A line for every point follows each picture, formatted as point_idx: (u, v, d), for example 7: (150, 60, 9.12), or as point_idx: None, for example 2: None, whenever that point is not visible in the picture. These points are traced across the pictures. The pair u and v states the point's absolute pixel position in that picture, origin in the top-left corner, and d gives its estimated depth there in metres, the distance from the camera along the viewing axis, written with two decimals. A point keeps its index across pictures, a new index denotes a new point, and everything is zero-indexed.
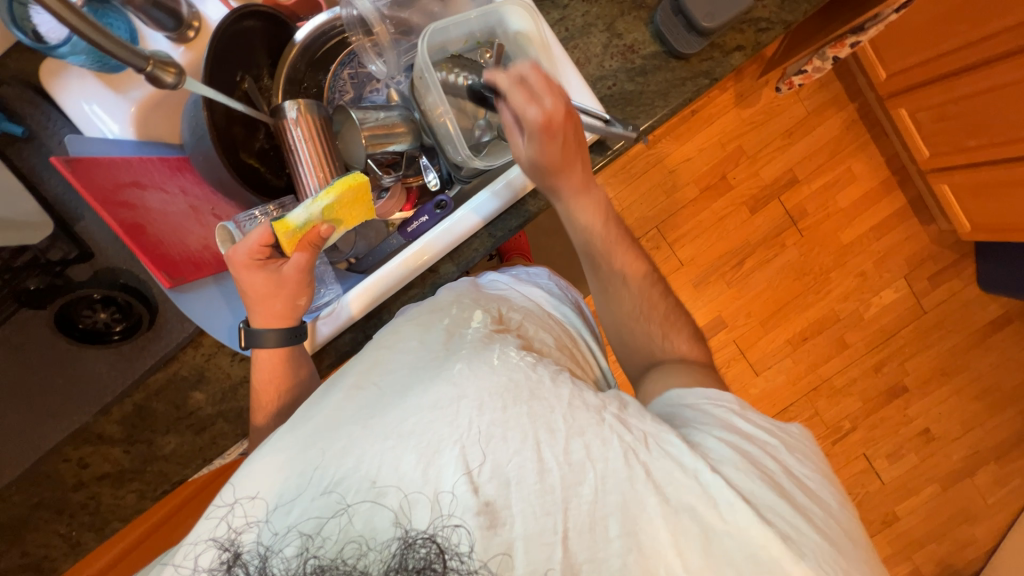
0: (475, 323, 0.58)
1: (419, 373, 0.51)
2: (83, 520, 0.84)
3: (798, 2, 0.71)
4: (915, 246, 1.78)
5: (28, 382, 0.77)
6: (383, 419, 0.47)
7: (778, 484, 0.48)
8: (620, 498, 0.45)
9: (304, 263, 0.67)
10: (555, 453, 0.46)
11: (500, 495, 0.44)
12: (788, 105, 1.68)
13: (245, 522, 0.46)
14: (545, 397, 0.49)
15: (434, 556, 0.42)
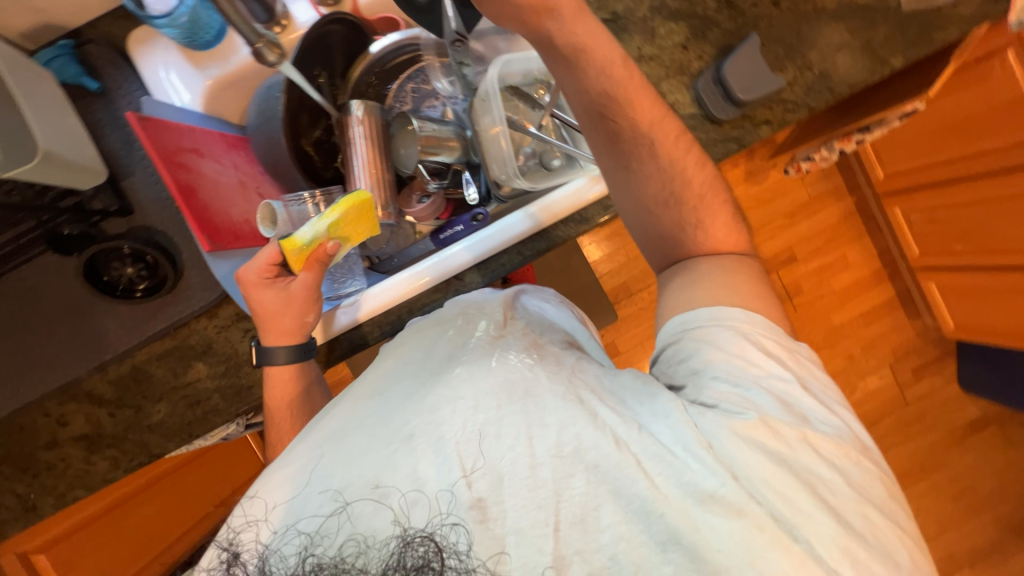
0: (479, 331, 0.59)
1: (419, 381, 0.52)
2: (46, 483, 0.80)
3: (823, 92, 0.80)
4: (901, 338, 1.86)
5: (32, 327, 0.76)
6: (379, 425, 0.49)
7: (780, 441, 0.48)
8: (610, 487, 0.45)
9: (310, 281, 0.69)
10: (544, 447, 0.46)
11: (493, 493, 0.45)
12: (792, 188, 1.77)
13: (245, 522, 0.47)
14: (538, 396, 0.48)
15: (433, 555, 0.42)
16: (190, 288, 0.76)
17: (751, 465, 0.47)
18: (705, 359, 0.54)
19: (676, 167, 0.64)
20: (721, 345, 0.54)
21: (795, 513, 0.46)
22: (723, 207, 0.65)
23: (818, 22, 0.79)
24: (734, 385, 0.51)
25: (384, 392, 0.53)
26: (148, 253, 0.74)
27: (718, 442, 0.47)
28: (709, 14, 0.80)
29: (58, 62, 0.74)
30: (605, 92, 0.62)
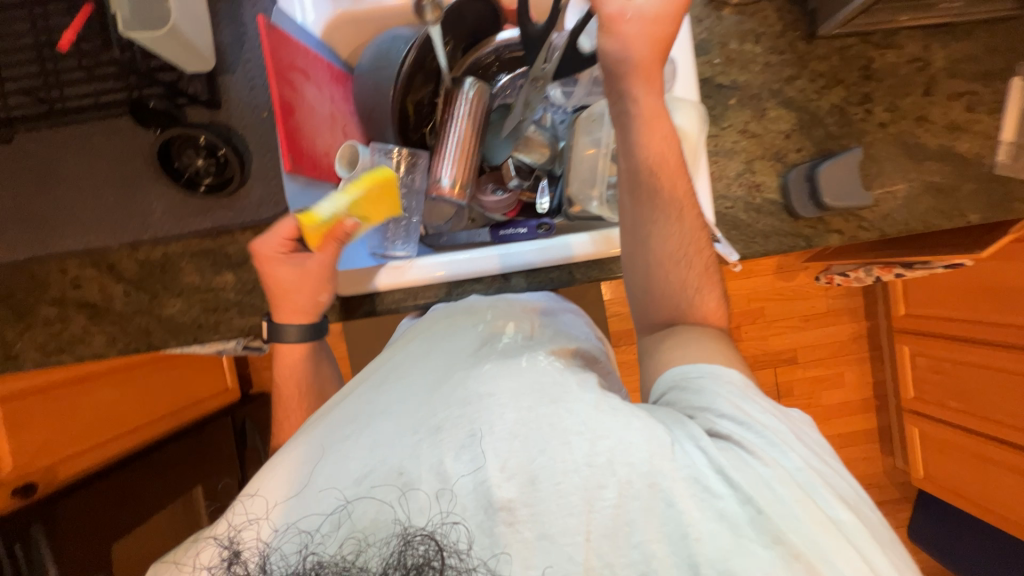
0: (508, 335, 0.61)
1: (448, 373, 0.52)
2: (37, 337, 0.78)
3: (898, 222, 0.82)
4: (869, 469, 1.89)
5: (81, 184, 0.75)
6: (399, 419, 0.48)
7: (806, 486, 0.42)
8: (645, 503, 0.42)
9: (324, 256, 0.68)
10: (579, 455, 0.43)
11: (523, 495, 0.43)
12: (817, 295, 1.79)
13: (246, 519, 0.47)
14: (568, 403, 0.46)
15: (433, 554, 0.42)
16: (248, 200, 0.75)
17: (789, 509, 0.41)
18: (717, 397, 0.47)
19: (671, 202, 0.58)
20: (727, 393, 0.47)
21: (841, 562, 0.40)
22: (704, 262, 0.59)
23: (914, 157, 0.82)
24: (755, 426, 0.45)
25: (406, 388, 0.52)
26: (221, 149, 0.71)
27: (752, 479, 0.42)
28: (820, 114, 0.82)
29: None
30: (641, 145, 0.57)
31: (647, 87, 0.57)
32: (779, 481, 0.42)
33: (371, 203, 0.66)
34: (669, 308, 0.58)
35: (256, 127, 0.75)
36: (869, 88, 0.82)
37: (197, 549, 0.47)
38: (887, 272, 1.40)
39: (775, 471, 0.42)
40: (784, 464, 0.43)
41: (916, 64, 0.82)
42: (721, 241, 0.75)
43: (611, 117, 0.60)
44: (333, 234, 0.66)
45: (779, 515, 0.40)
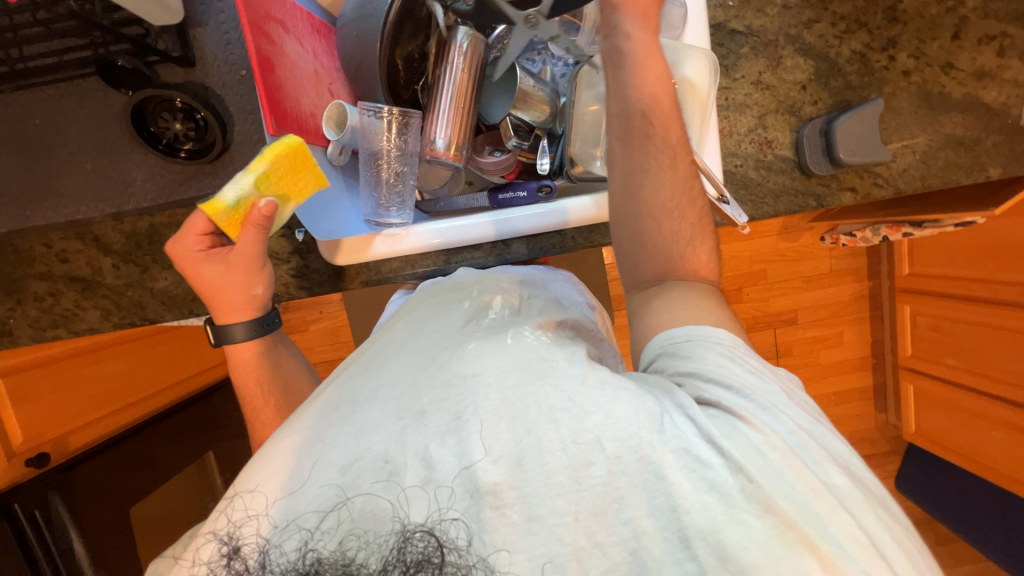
0: (495, 310, 0.60)
1: (433, 353, 0.52)
2: (29, 313, 0.76)
3: (915, 178, 0.78)
4: (862, 424, 1.95)
5: (54, 152, 0.71)
6: (387, 404, 0.47)
7: (794, 449, 0.43)
8: (634, 479, 0.42)
9: (246, 241, 0.61)
10: (566, 431, 0.43)
11: (509, 477, 0.42)
12: (821, 255, 1.77)
13: (245, 515, 0.44)
14: (555, 379, 0.46)
15: (433, 550, 0.41)
16: (233, 166, 0.71)
17: (777, 472, 0.41)
18: (707, 362, 0.48)
19: (664, 148, 0.55)
20: (716, 357, 0.48)
21: (834, 523, 0.40)
22: (697, 212, 0.56)
23: (936, 108, 0.77)
24: (743, 391, 0.46)
25: (402, 369, 0.51)
26: (200, 112, 0.67)
27: (744, 445, 0.42)
28: (840, 62, 0.76)
29: None
30: (638, 85, 0.56)
31: (642, 23, 0.57)
32: (771, 445, 0.42)
33: (290, 174, 0.61)
34: (659, 263, 0.55)
35: (235, 87, 0.70)
36: (894, 32, 0.76)
37: (192, 546, 0.44)
38: (895, 231, 1.38)
39: (765, 435, 0.43)
40: (775, 426, 0.44)
41: (947, 3, 0.76)
42: (729, 202, 0.72)
43: (605, 59, 0.59)
44: (256, 222, 0.60)
45: (767, 481, 0.41)
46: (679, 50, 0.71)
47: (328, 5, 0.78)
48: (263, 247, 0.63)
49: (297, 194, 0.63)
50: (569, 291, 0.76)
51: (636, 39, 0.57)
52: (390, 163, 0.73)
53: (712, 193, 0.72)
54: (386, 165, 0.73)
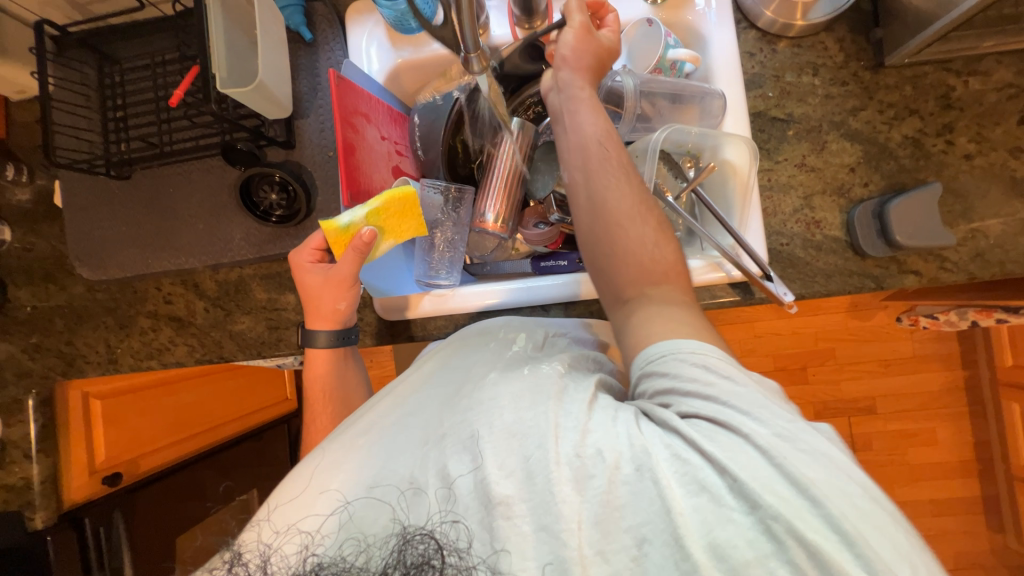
0: (518, 344, 0.67)
1: (458, 383, 0.59)
2: (133, 344, 0.89)
3: (990, 263, 0.73)
4: (969, 544, 1.62)
5: (178, 213, 0.86)
6: (408, 422, 0.55)
7: (779, 455, 0.42)
8: (635, 495, 0.44)
9: (347, 260, 0.70)
10: (569, 447, 0.46)
11: (520, 491, 0.46)
12: (899, 337, 1.60)
13: (251, 523, 0.52)
14: (564, 403, 0.50)
15: (432, 552, 0.47)
16: (312, 229, 0.83)
17: (779, 479, 0.41)
18: (681, 374, 0.47)
19: (621, 170, 0.57)
20: (691, 368, 0.47)
21: (820, 522, 0.40)
22: (657, 217, 0.57)
23: (1008, 191, 0.73)
24: (722, 402, 0.45)
25: (427, 399, 0.58)
26: (292, 185, 0.80)
27: (733, 455, 0.42)
28: (891, 146, 0.76)
29: (288, 9, 0.82)
30: (593, 125, 0.59)
31: (590, 80, 0.63)
32: (754, 450, 0.43)
33: (398, 220, 0.72)
34: (632, 275, 0.55)
35: (323, 165, 0.83)
36: (949, 118, 0.75)
37: (205, 560, 0.52)
38: (985, 316, 1.24)
39: (747, 439, 0.43)
40: (759, 431, 0.43)
41: (1008, 91, 0.74)
42: (773, 280, 0.71)
43: (559, 107, 0.63)
44: (355, 245, 0.68)
45: (770, 489, 0.41)
46: (719, 137, 0.75)
47: (406, 99, 0.92)
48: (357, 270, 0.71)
49: (397, 234, 0.73)
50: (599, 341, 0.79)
51: (585, 91, 0.62)
52: (443, 232, 0.83)
53: (754, 271, 0.72)
54: (440, 233, 0.83)
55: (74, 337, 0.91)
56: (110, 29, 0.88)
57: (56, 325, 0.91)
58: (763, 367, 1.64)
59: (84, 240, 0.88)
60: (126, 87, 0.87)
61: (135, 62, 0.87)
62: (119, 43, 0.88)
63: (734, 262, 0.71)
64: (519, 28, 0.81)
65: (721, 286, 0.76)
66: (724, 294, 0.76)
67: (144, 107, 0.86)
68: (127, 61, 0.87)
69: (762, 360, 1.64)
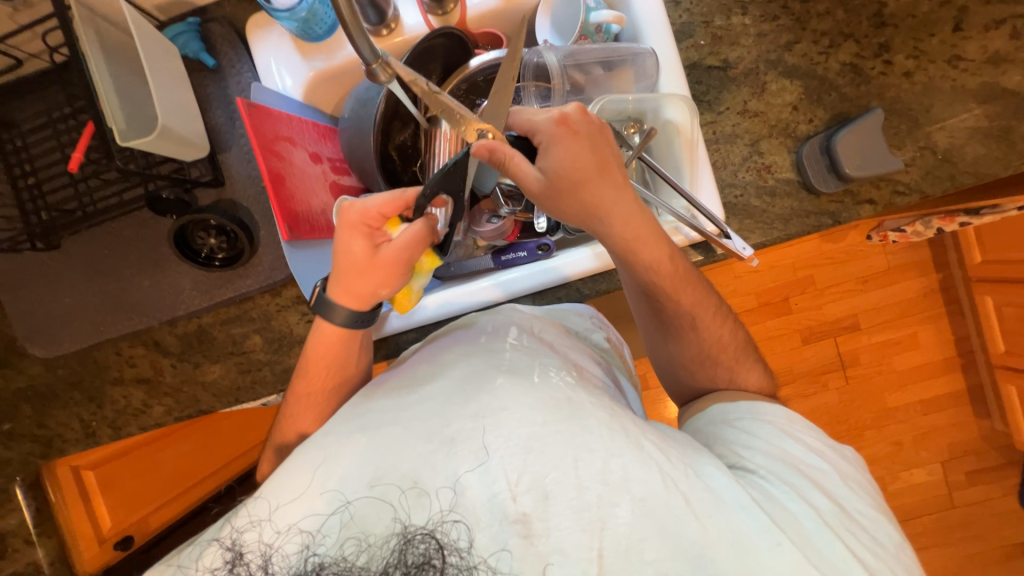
0: (511, 337, 0.58)
1: (463, 386, 0.50)
2: (107, 414, 0.87)
3: (942, 179, 0.72)
4: (962, 435, 1.70)
5: (121, 274, 0.82)
6: (417, 424, 0.48)
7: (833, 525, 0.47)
8: (657, 522, 0.44)
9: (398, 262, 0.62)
10: (592, 473, 0.44)
11: (538, 509, 0.43)
12: (872, 253, 1.63)
13: (249, 522, 0.46)
14: (584, 419, 0.47)
15: (433, 552, 0.43)
16: (262, 267, 0.80)
17: (825, 539, 0.46)
18: (762, 436, 0.55)
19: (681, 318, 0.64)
20: (768, 432, 0.56)
21: None
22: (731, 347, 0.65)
23: (950, 102, 0.72)
24: (788, 467, 0.51)
25: (429, 395, 0.50)
26: (229, 227, 0.76)
27: (781, 511, 0.47)
28: (830, 76, 0.74)
29: (182, 38, 0.77)
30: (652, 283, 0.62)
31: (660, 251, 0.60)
32: (809, 515, 0.47)
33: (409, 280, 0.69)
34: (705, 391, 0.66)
35: (257, 197, 0.79)
36: (884, 37, 0.73)
37: (195, 552, 0.47)
38: (949, 222, 1.26)
39: (806, 505, 0.48)
40: (820, 503, 0.49)
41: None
42: (731, 237, 0.70)
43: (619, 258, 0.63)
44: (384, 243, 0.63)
45: (804, 534, 0.46)
46: (656, 98, 0.72)
47: (332, 110, 0.87)
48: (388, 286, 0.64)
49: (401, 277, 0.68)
50: (585, 315, 0.74)
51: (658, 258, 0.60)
52: None
53: (711, 231, 0.71)
54: None
55: (44, 419, 0.87)
56: None
57: (22, 410, 0.88)
58: (746, 306, 1.66)
59: (28, 319, 0.84)
60: (31, 150, 0.81)
61: (33, 123, 0.81)
62: (10, 105, 0.81)
63: (690, 224, 0.70)
64: (432, 16, 0.76)
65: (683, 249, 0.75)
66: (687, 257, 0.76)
67: (55, 169, 0.80)
68: (24, 122, 0.81)
69: (744, 298, 1.66)
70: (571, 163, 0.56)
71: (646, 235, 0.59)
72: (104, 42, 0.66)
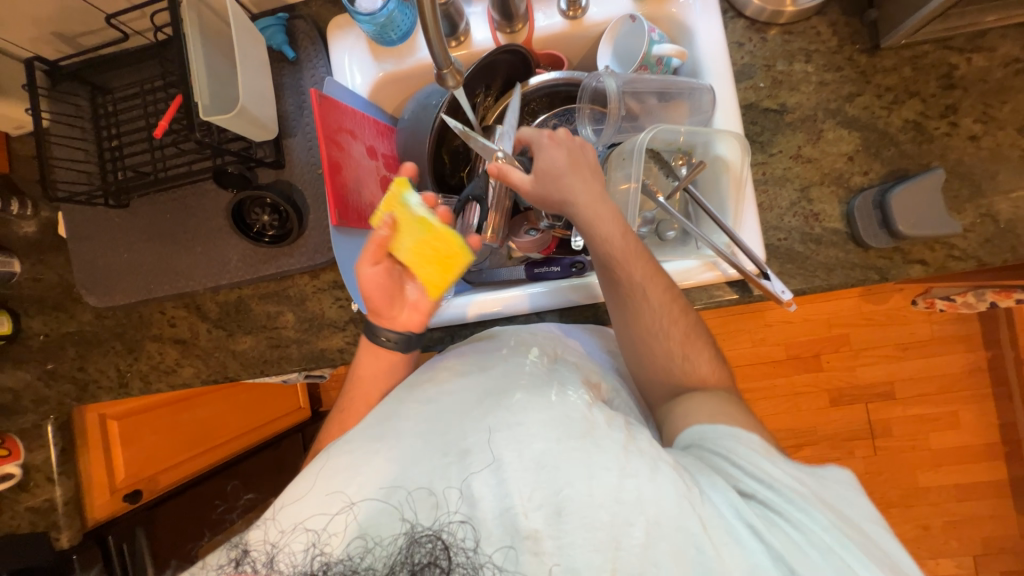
0: (532, 357, 0.60)
1: (478, 401, 0.53)
2: (141, 368, 0.91)
3: (1002, 248, 0.69)
4: (998, 530, 1.56)
5: (177, 239, 0.88)
6: (446, 434, 0.50)
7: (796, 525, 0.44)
8: (672, 545, 0.43)
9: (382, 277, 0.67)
10: (606, 492, 0.44)
11: (549, 526, 0.44)
12: (915, 320, 1.55)
13: (258, 520, 0.47)
14: (598, 439, 0.47)
15: (439, 553, 0.42)
16: (305, 248, 0.84)
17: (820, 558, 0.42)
18: (736, 457, 0.49)
19: (672, 358, 0.62)
20: (740, 451, 0.50)
21: None
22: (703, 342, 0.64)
23: (1019, 172, 0.70)
24: (779, 485, 0.47)
25: (447, 401, 0.53)
26: (283, 207, 0.81)
27: (782, 537, 0.43)
28: (891, 131, 0.73)
29: (269, 30, 0.83)
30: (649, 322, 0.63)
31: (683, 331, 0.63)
32: (811, 541, 0.43)
33: (430, 257, 0.63)
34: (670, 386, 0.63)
35: (312, 183, 0.83)
36: (953, 99, 0.72)
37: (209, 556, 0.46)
38: (1005, 297, 1.20)
39: (802, 530, 0.44)
40: (811, 525, 0.44)
41: (1014, 66, 0.71)
42: (771, 279, 0.69)
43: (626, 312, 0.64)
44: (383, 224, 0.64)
45: (809, 565, 0.42)
46: (708, 133, 0.72)
47: (392, 110, 0.91)
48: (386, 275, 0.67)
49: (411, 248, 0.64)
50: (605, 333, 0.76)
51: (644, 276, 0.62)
52: None
53: (750, 269, 0.70)
54: None
55: (86, 363, 0.93)
56: (100, 60, 0.89)
57: (69, 352, 0.93)
58: (775, 356, 1.60)
59: (88, 268, 0.90)
60: (120, 116, 0.88)
61: (127, 92, 0.88)
62: (110, 73, 0.89)
63: (729, 261, 0.69)
64: (500, 33, 0.80)
65: (719, 286, 0.74)
66: (722, 293, 0.74)
67: (137, 135, 0.87)
68: (118, 90, 0.89)
69: (774, 348, 1.59)
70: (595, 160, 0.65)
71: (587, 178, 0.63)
72: (203, 25, 0.73)
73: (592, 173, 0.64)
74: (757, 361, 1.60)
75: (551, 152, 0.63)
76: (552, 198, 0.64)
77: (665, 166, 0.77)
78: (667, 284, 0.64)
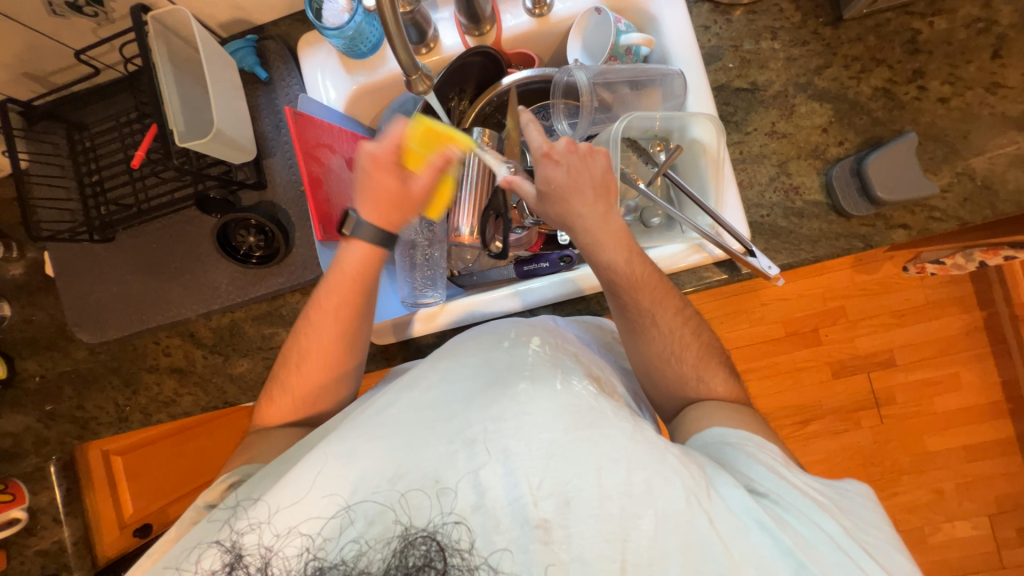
0: (532, 346, 0.58)
1: (479, 391, 0.51)
2: (140, 401, 0.90)
3: (981, 206, 0.70)
4: (1011, 487, 1.56)
5: (166, 267, 0.88)
6: (450, 425, 0.48)
7: (809, 526, 0.45)
8: (682, 539, 0.43)
9: (395, 178, 0.66)
10: (615, 483, 0.44)
11: (558, 516, 0.43)
12: (908, 285, 1.56)
13: (248, 524, 0.46)
14: (605, 428, 0.47)
15: (434, 554, 0.43)
16: (294, 266, 0.84)
17: (839, 563, 0.43)
18: (747, 460, 0.51)
19: (677, 370, 0.63)
20: (750, 453, 0.52)
21: None
22: (705, 344, 0.64)
23: (989, 129, 0.71)
24: (791, 488, 0.49)
25: (446, 396, 0.51)
26: (268, 227, 0.81)
27: (795, 535, 0.44)
28: (861, 100, 0.74)
29: (240, 53, 0.83)
30: (658, 344, 0.63)
31: (684, 341, 0.63)
32: (823, 541, 0.44)
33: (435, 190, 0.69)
34: (672, 391, 0.64)
35: (296, 200, 0.84)
36: (919, 63, 0.73)
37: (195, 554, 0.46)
38: (992, 255, 1.22)
39: (815, 529, 0.45)
40: (824, 526, 0.46)
41: (976, 26, 0.72)
42: (757, 256, 0.70)
43: (634, 329, 0.64)
44: (438, 158, 0.66)
45: (822, 561, 0.43)
46: (683, 117, 0.73)
47: (369, 121, 0.92)
48: (395, 175, 0.66)
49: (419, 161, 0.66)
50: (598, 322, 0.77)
51: (650, 296, 0.63)
52: (422, 250, 0.87)
53: (736, 248, 0.71)
54: (419, 251, 0.87)
55: (83, 401, 0.91)
56: (74, 97, 0.90)
57: (65, 392, 0.92)
58: (773, 333, 1.61)
59: (78, 305, 0.90)
60: (98, 151, 0.88)
61: (103, 126, 0.88)
62: (84, 109, 0.89)
63: (715, 242, 0.69)
64: (469, 36, 0.81)
65: (707, 267, 0.75)
66: (710, 274, 0.75)
67: (116, 168, 0.87)
68: (94, 125, 0.89)
69: (771, 326, 1.60)
70: (600, 172, 0.63)
71: (586, 193, 0.62)
72: (172, 53, 0.74)
73: (593, 188, 0.62)
74: (756, 340, 1.60)
75: (548, 171, 0.62)
76: (552, 214, 0.64)
77: (643, 154, 0.78)
78: (678, 304, 0.64)
